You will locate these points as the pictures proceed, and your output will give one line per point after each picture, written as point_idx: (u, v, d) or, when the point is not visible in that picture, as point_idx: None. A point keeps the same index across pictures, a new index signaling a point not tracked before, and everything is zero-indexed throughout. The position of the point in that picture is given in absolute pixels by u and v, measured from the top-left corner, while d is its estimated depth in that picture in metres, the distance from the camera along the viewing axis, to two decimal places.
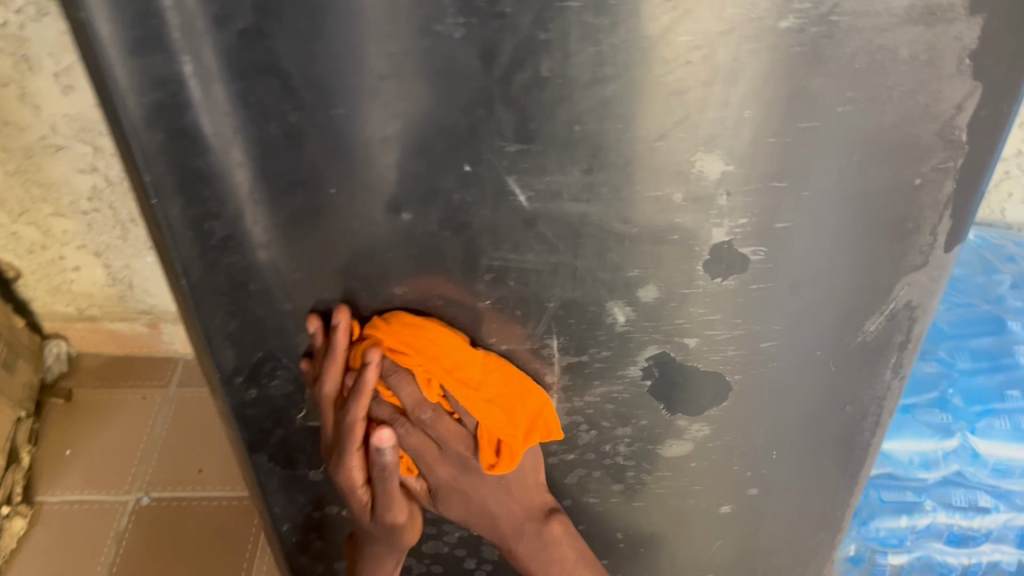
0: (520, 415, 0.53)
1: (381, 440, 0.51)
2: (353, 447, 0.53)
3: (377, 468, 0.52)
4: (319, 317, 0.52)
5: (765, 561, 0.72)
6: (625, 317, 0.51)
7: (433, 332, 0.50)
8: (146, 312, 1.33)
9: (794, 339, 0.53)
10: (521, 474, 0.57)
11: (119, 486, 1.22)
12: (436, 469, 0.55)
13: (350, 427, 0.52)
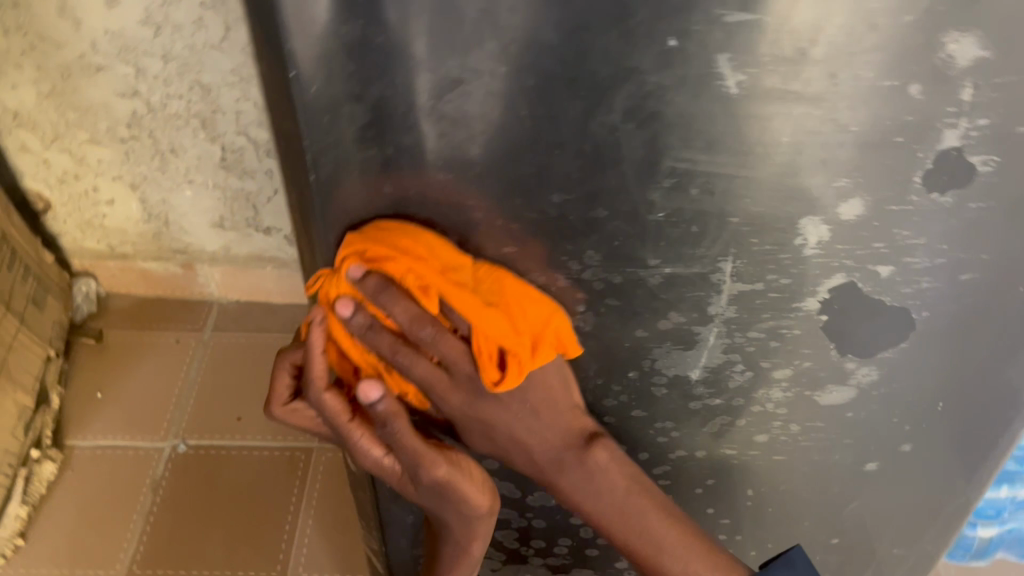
0: (532, 321, 0.47)
1: (366, 392, 0.47)
2: (341, 420, 0.50)
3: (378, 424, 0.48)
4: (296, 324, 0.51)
5: (892, 526, 0.66)
6: (817, 239, 0.44)
7: (423, 236, 0.44)
8: (181, 251, 1.26)
9: (998, 272, 0.46)
10: (544, 394, 0.49)
11: (155, 433, 1.15)
12: (447, 395, 0.48)
13: (323, 404, 0.49)
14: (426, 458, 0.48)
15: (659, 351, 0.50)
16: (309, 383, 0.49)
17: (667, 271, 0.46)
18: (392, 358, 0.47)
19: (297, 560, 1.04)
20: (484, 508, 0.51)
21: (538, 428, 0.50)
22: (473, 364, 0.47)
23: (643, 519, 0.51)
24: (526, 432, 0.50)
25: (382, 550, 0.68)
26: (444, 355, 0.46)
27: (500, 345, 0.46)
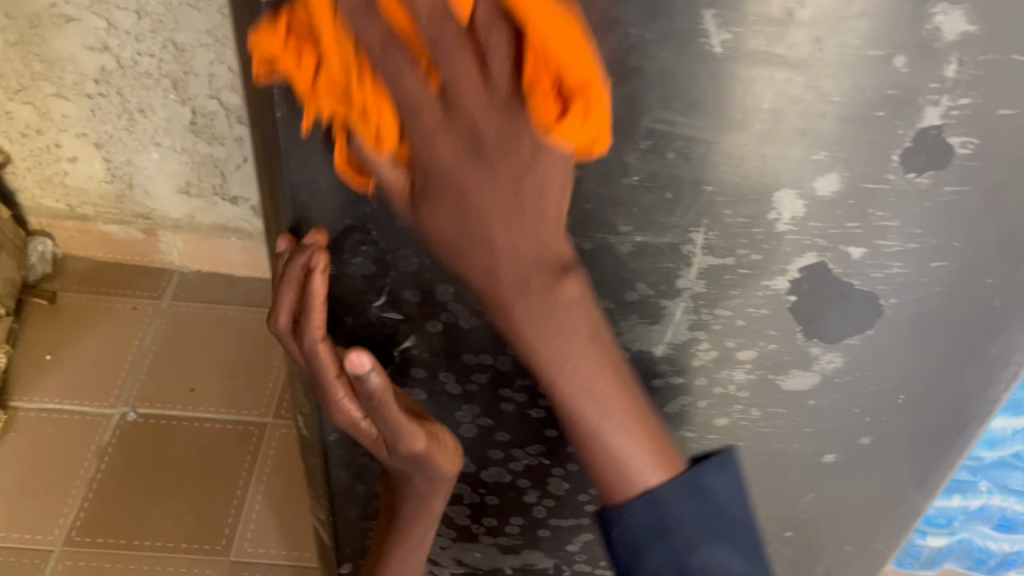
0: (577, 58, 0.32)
1: (354, 364, 0.44)
2: (329, 376, 0.48)
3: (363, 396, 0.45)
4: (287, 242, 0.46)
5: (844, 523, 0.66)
6: (791, 214, 0.43)
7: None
8: (144, 216, 1.23)
9: (967, 262, 0.46)
10: (543, 189, 0.35)
11: (104, 399, 1.12)
12: (435, 135, 0.33)
13: (314, 352, 0.47)
14: (407, 434, 0.48)
15: (624, 324, 0.49)
16: (308, 329, 0.47)
17: (638, 239, 0.45)
18: (376, 61, 0.32)
19: (243, 535, 1.01)
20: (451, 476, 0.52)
21: (516, 228, 0.36)
22: (514, 88, 0.32)
23: (597, 375, 0.41)
24: (503, 232, 0.36)
25: (329, 521, 0.66)
26: (451, 76, 0.31)
27: (555, 75, 0.32)
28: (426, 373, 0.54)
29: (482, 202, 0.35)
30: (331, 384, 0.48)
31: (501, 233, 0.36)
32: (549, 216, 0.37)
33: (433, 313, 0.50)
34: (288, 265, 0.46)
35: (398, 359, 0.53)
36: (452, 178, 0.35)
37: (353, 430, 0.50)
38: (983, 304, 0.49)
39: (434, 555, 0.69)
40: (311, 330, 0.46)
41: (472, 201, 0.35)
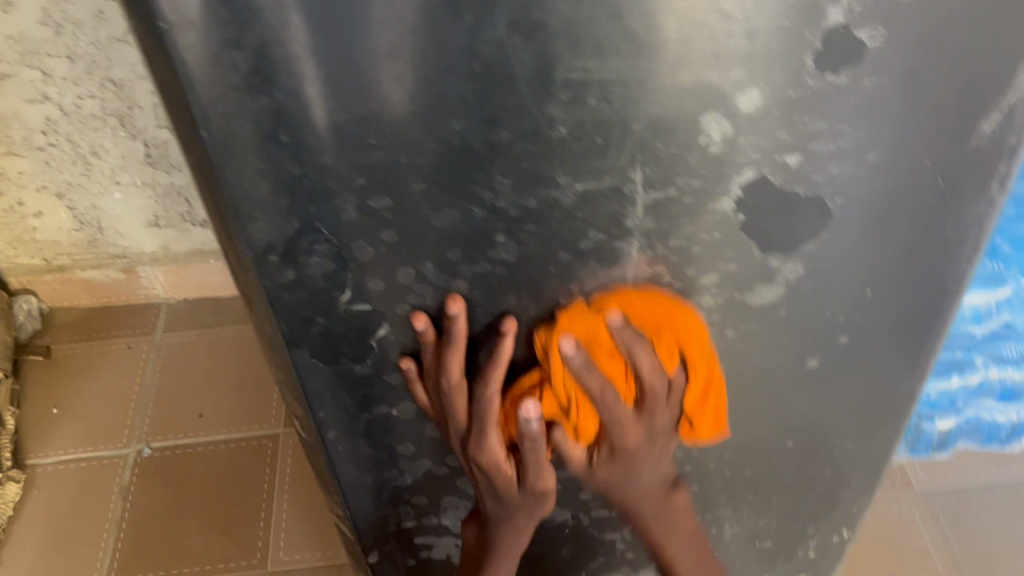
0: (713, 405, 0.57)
1: (527, 411, 0.51)
2: (492, 425, 0.55)
3: (526, 441, 0.53)
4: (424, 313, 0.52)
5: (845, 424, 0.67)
6: (721, 135, 0.44)
7: None
8: (120, 256, 1.24)
9: (901, 148, 0.47)
10: (670, 416, 0.56)
11: (117, 440, 1.14)
12: None
13: (488, 400, 0.54)
14: (546, 476, 0.58)
15: (585, 273, 0.50)
16: (490, 383, 0.54)
17: (580, 188, 0.46)
18: None
19: (277, 544, 1.03)
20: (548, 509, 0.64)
21: (655, 465, 0.59)
22: None
23: (652, 493, 0.62)
24: (634, 429, 0.55)
25: (347, 515, 0.67)
26: None
27: None
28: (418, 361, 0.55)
29: (629, 412, 0.53)
30: (489, 430, 0.56)
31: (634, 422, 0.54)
32: (646, 423, 0.55)
33: (400, 299, 0.51)
34: (453, 331, 0.52)
35: (378, 347, 0.54)
36: (613, 408, 0.52)
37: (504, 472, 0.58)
38: (930, 187, 0.50)
39: (456, 528, 0.71)
40: (495, 382, 0.53)
41: (618, 420, 0.53)
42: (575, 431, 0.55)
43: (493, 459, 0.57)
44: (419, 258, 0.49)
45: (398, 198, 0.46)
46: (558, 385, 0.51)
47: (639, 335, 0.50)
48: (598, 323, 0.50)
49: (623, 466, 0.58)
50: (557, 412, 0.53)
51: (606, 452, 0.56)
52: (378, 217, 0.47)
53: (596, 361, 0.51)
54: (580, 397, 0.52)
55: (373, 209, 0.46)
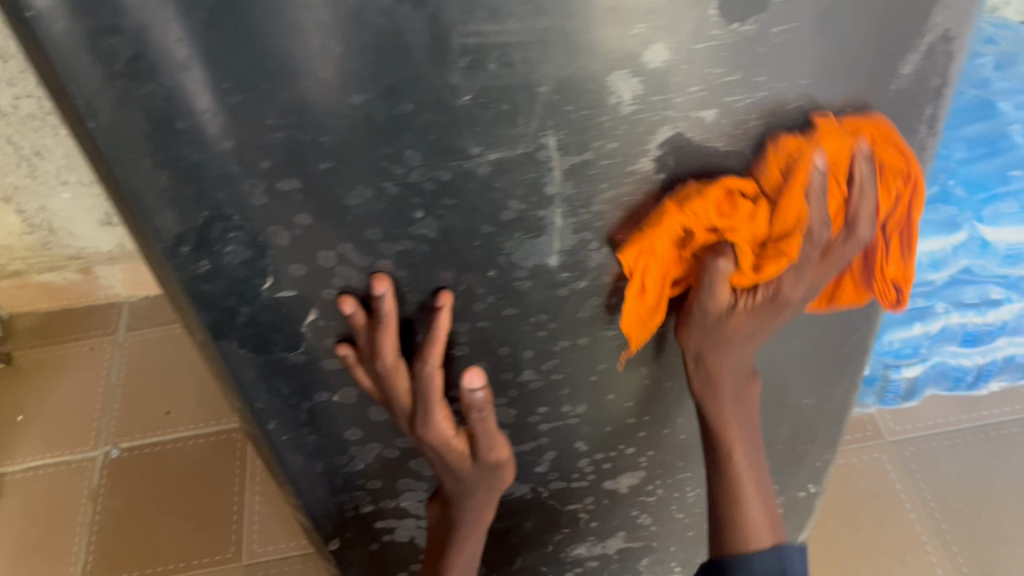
0: (862, 286, 0.58)
1: (470, 379, 0.55)
2: (438, 400, 0.56)
3: (472, 410, 0.56)
4: (352, 296, 0.51)
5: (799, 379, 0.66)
6: (632, 93, 0.43)
7: None
8: (76, 257, 1.22)
9: (821, 95, 0.46)
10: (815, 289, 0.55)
11: (84, 443, 1.12)
12: None
13: (429, 377, 0.54)
14: (496, 442, 0.60)
15: (510, 244, 0.49)
16: (429, 361, 0.54)
17: (493, 157, 0.44)
18: None
19: (251, 537, 1.03)
20: (507, 480, 0.64)
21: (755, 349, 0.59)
22: None
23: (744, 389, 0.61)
24: (796, 289, 0.53)
25: (301, 505, 0.67)
26: None
27: None
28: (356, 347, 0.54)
29: (810, 264, 0.52)
30: (435, 406, 0.56)
31: (785, 290, 0.53)
32: (810, 286, 0.54)
33: (324, 283, 0.50)
34: (383, 312, 0.51)
35: (310, 333, 0.53)
36: (810, 253, 0.50)
37: (454, 446, 0.59)
38: (857, 133, 0.49)
39: (415, 510, 0.70)
40: (433, 359, 0.53)
41: (795, 274, 0.52)
42: (739, 272, 0.51)
43: (442, 435, 0.58)
44: (337, 239, 0.48)
45: (306, 180, 0.44)
46: (787, 208, 0.48)
47: (868, 178, 0.49)
48: (849, 151, 0.48)
49: (750, 327, 0.55)
50: (736, 240, 0.49)
51: (759, 308, 0.54)
52: (288, 200, 0.45)
53: (828, 188, 0.48)
54: (777, 232, 0.49)
55: (282, 192, 0.45)
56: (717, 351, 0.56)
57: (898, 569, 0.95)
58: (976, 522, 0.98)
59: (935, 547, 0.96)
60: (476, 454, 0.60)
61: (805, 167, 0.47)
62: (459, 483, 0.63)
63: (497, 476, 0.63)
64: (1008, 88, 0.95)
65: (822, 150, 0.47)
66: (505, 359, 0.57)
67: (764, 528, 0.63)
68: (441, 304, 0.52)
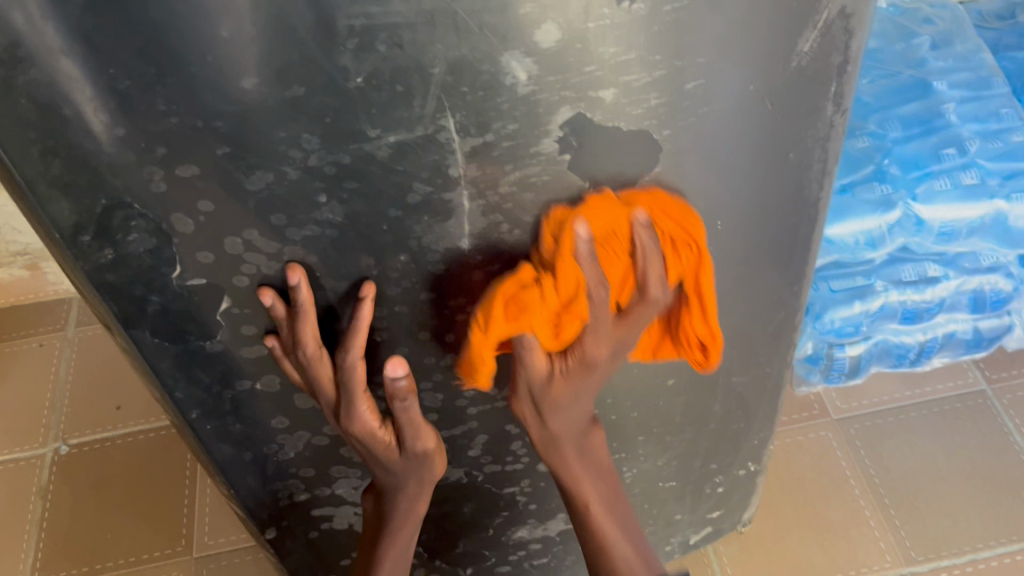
0: (673, 344, 0.57)
1: (394, 369, 0.52)
2: (361, 390, 0.54)
3: (396, 400, 0.54)
4: (271, 288, 0.51)
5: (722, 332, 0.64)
6: (527, 73, 0.43)
7: None
8: (22, 253, 1.21)
9: (721, 73, 0.46)
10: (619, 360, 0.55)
11: (32, 440, 1.11)
12: None
13: (351, 367, 0.53)
14: (423, 435, 0.58)
15: (419, 228, 0.49)
16: (351, 350, 0.53)
17: (392, 140, 0.44)
18: None
19: (201, 529, 1.03)
20: (439, 477, 0.63)
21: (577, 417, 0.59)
22: None
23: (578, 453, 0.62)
24: (606, 353, 0.53)
25: (233, 494, 0.66)
26: None
27: None
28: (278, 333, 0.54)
29: (610, 335, 0.52)
30: (358, 397, 0.54)
31: (589, 361, 0.53)
32: (618, 351, 0.54)
33: (233, 270, 0.50)
34: (300, 300, 0.50)
35: (224, 322, 0.53)
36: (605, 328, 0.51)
37: (378, 439, 0.57)
38: (762, 111, 0.49)
39: (351, 497, 0.71)
40: (355, 348, 0.52)
41: (597, 346, 0.52)
42: (544, 341, 0.52)
43: (365, 426, 0.56)
44: (242, 226, 0.47)
45: (205, 166, 0.44)
46: (562, 281, 0.48)
47: (640, 241, 0.48)
48: (622, 218, 0.48)
49: (575, 391, 0.56)
50: (534, 316, 0.50)
51: (567, 374, 0.54)
52: (189, 186, 0.45)
53: (605, 257, 0.49)
54: (571, 301, 0.49)
55: (181, 179, 0.45)
56: (550, 413, 0.57)
57: (841, 544, 0.96)
58: (919, 495, 0.99)
59: (878, 521, 0.97)
60: (403, 447, 0.59)
61: (570, 243, 0.48)
62: (388, 477, 0.61)
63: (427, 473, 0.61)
64: (945, 68, 0.96)
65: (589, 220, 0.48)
66: (427, 344, 0.57)
67: (637, 570, 0.62)
68: (364, 295, 0.52)
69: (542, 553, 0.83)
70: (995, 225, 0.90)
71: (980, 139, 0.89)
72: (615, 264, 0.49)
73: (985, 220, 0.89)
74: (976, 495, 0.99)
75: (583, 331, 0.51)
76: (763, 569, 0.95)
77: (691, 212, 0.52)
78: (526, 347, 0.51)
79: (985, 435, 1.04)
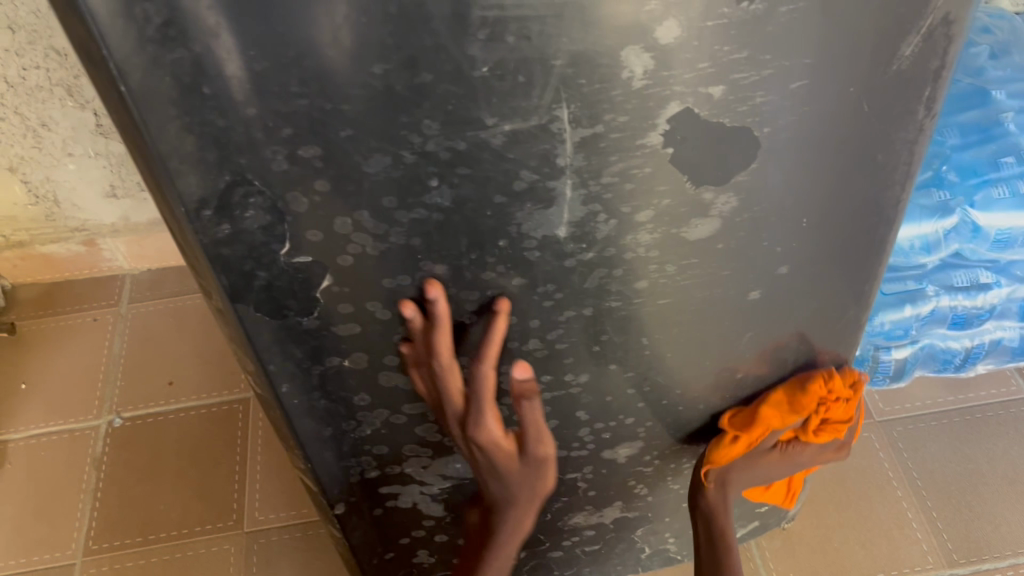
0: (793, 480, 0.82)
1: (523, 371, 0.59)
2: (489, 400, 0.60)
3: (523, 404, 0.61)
4: (413, 302, 0.56)
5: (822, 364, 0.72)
6: (643, 68, 0.45)
7: None
8: (79, 229, 1.23)
9: (822, 75, 0.48)
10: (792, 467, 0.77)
11: (87, 411, 1.14)
12: None
13: (482, 378, 0.59)
14: (540, 441, 0.64)
15: (521, 215, 0.51)
16: (484, 363, 0.58)
17: (507, 129, 0.46)
18: None
19: (253, 505, 1.05)
20: (547, 487, 0.69)
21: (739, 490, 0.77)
22: None
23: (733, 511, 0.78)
24: (802, 456, 0.76)
25: (309, 469, 0.68)
26: None
27: None
28: (383, 315, 0.56)
29: (815, 454, 0.76)
30: (486, 406, 0.60)
31: (790, 463, 0.76)
32: (798, 456, 0.75)
33: (339, 249, 0.52)
34: (440, 314, 0.55)
35: (324, 300, 0.55)
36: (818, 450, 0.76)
37: (501, 447, 0.63)
38: (856, 113, 0.51)
39: (419, 475, 0.73)
40: (488, 360, 0.58)
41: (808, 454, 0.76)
42: (801, 429, 0.73)
43: (491, 434, 0.62)
44: (354, 207, 0.49)
45: (327, 148, 0.46)
46: (852, 407, 0.73)
47: (859, 400, 0.74)
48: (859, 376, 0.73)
49: (770, 464, 0.75)
50: (831, 410, 0.71)
51: (790, 454, 0.75)
52: (309, 166, 0.47)
53: (857, 404, 0.75)
54: (839, 414, 0.72)
55: (303, 159, 0.46)
56: (735, 477, 0.75)
57: (884, 544, 0.98)
58: (960, 501, 1.02)
59: (921, 523, 1.00)
60: (521, 453, 0.65)
61: (862, 389, 0.73)
62: (503, 486, 0.67)
63: (537, 478, 0.67)
64: (1003, 78, 0.97)
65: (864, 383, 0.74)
66: (513, 328, 0.59)
67: None
68: (499, 309, 0.57)
69: (595, 540, 0.85)
70: None
71: None
72: (858, 407, 0.74)
73: None
74: (1017, 500, 1.02)
75: (823, 439, 0.75)
76: (806, 565, 0.97)
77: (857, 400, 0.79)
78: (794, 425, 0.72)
79: None
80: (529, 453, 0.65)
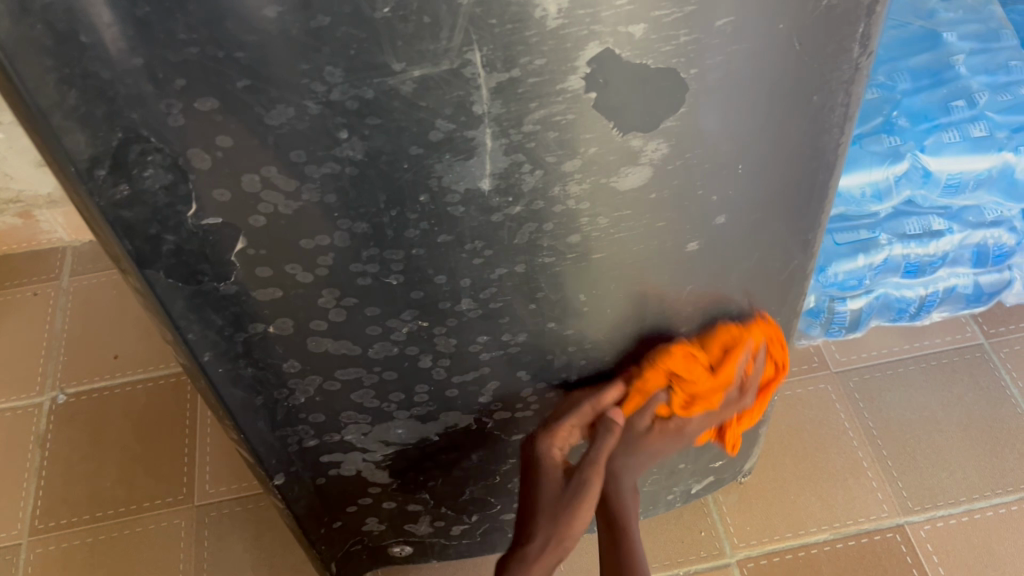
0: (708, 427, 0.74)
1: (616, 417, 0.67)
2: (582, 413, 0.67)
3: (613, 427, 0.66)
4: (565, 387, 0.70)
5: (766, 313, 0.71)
6: (557, 6, 0.42)
7: None
8: (14, 200, 1.18)
9: (749, 9, 0.45)
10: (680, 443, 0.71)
11: (28, 388, 1.11)
12: None
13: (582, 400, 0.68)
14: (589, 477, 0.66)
15: (440, 167, 0.48)
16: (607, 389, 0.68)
17: (416, 74, 0.43)
18: None
19: (202, 479, 1.03)
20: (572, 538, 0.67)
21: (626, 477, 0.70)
22: None
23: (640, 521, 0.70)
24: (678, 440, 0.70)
25: (243, 439, 0.66)
26: None
27: None
28: (306, 278, 0.54)
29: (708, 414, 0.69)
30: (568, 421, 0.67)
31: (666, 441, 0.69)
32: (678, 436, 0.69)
33: (249, 208, 0.49)
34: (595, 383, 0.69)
35: (239, 264, 0.52)
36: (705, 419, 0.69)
37: (552, 472, 0.68)
38: (788, 51, 0.48)
39: (360, 443, 0.71)
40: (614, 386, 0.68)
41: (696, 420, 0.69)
42: (672, 403, 0.68)
43: (550, 449, 0.68)
44: (259, 163, 0.46)
45: (223, 100, 0.43)
46: (716, 369, 0.67)
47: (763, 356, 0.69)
48: (746, 337, 0.68)
49: (653, 450, 0.70)
50: (687, 384, 0.66)
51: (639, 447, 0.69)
52: (206, 121, 0.44)
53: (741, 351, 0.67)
54: (710, 392, 0.67)
55: (199, 113, 0.43)
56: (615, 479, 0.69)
57: (840, 493, 0.98)
58: (915, 447, 1.02)
59: (876, 472, 1.00)
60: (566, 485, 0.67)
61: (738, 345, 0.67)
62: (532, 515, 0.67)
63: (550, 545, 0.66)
64: (954, 20, 0.95)
65: (761, 349, 0.69)
66: (443, 288, 0.57)
67: None
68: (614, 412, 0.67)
69: None
70: (1002, 177, 0.90)
71: (989, 92, 0.88)
72: (750, 364, 0.68)
73: (992, 172, 0.89)
74: (972, 447, 1.02)
75: (700, 411, 0.68)
76: (761, 518, 0.97)
77: (779, 335, 0.71)
78: (661, 396, 0.67)
79: (982, 388, 1.07)
80: (573, 490, 0.66)
